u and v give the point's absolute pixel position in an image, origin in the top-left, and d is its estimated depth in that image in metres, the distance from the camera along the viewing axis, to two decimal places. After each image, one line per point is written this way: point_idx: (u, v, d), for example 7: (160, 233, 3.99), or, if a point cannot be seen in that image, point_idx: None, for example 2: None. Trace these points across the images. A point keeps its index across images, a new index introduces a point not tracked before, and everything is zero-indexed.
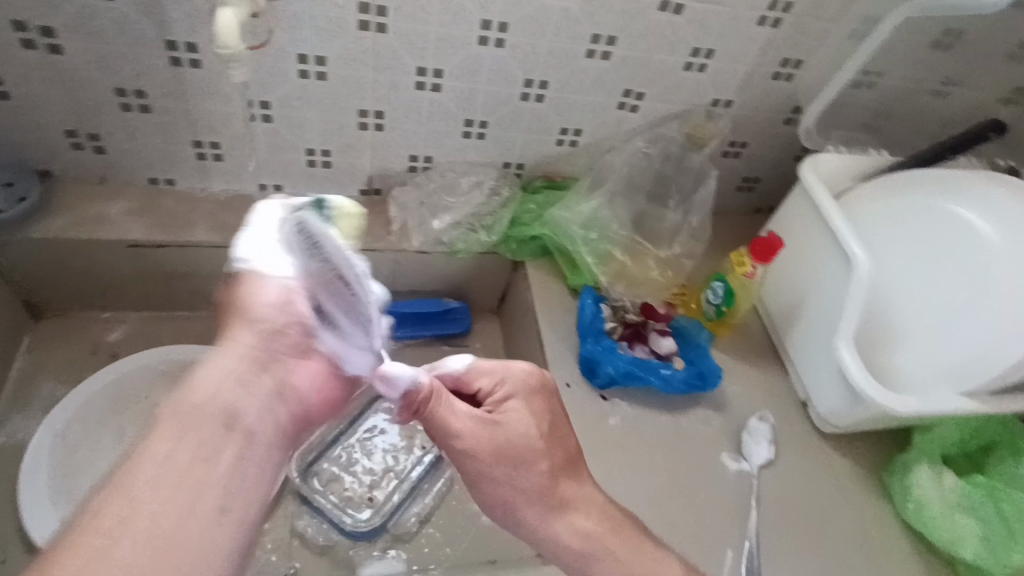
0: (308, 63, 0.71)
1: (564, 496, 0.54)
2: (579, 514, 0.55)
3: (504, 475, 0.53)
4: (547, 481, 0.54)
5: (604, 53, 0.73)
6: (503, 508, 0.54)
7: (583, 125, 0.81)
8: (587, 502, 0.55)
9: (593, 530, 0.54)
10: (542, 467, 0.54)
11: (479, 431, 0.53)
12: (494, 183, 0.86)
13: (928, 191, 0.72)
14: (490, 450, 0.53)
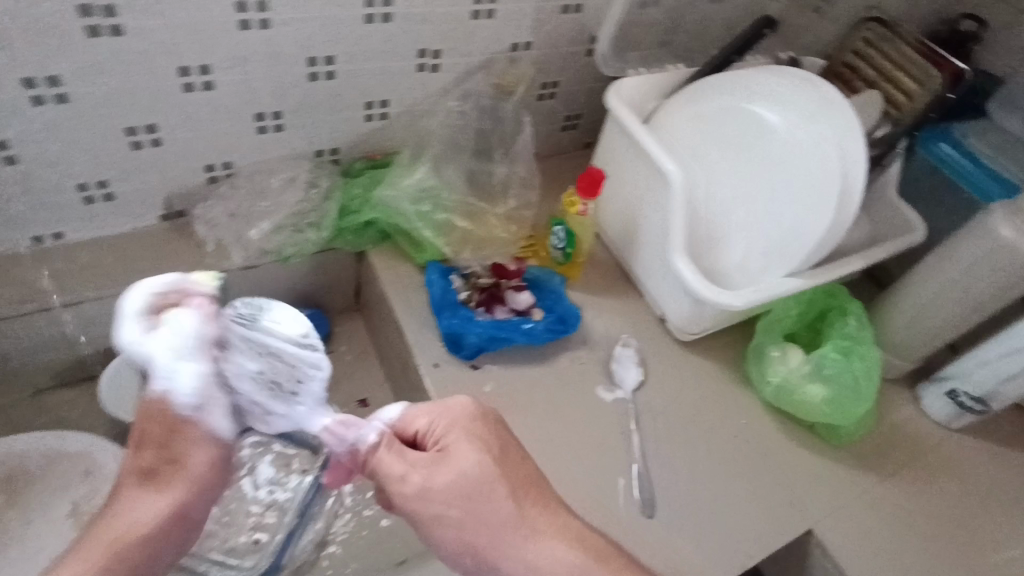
0: (40, 86, 0.59)
1: (533, 527, 0.51)
2: (548, 545, 0.50)
3: (459, 518, 0.51)
4: (511, 517, 0.51)
5: (385, 15, 0.68)
6: (473, 556, 0.51)
7: (388, 94, 0.77)
8: (553, 528, 0.51)
9: (573, 560, 0.50)
10: (502, 505, 0.51)
11: (426, 474, 0.52)
12: (311, 175, 0.79)
13: (723, 94, 0.76)
14: (445, 504, 0.52)
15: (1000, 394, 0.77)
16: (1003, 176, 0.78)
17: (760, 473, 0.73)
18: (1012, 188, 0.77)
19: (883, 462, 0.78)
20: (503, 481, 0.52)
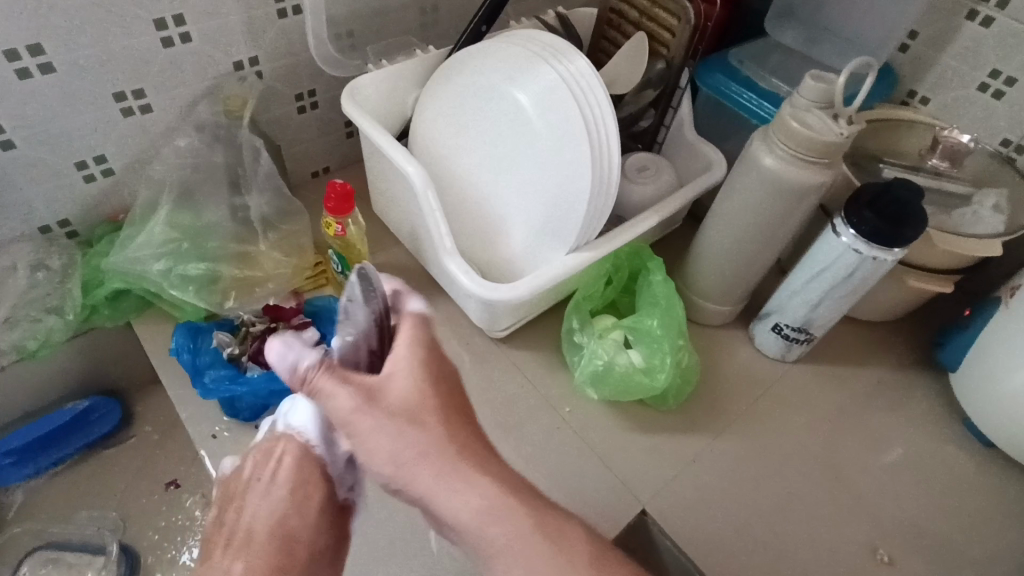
0: None
1: (457, 464, 0.48)
2: (474, 502, 0.47)
3: (389, 443, 0.47)
4: (441, 467, 0.47)
5: (43, 67, 0.59)
6: (399, 480, 0.48)
7: (102, 148, 0.68)
8: (482, 483, 0.47)
9: (488, 502, 0.47)
10: (435, 456, 0.47)
11: (366, 403, 0.48)
12: (38, 256, 0.70)
13: (467, 74, 0.70)
14: (386, 430, 0.47)
15: (817, 320, 0.73)
16: (768, 91, 0.77)
17: (581, 463, 0.70)
18: (781, 100, 0.75)
19: (712, 418, 0.75)
20: (428, 435, 0.48)
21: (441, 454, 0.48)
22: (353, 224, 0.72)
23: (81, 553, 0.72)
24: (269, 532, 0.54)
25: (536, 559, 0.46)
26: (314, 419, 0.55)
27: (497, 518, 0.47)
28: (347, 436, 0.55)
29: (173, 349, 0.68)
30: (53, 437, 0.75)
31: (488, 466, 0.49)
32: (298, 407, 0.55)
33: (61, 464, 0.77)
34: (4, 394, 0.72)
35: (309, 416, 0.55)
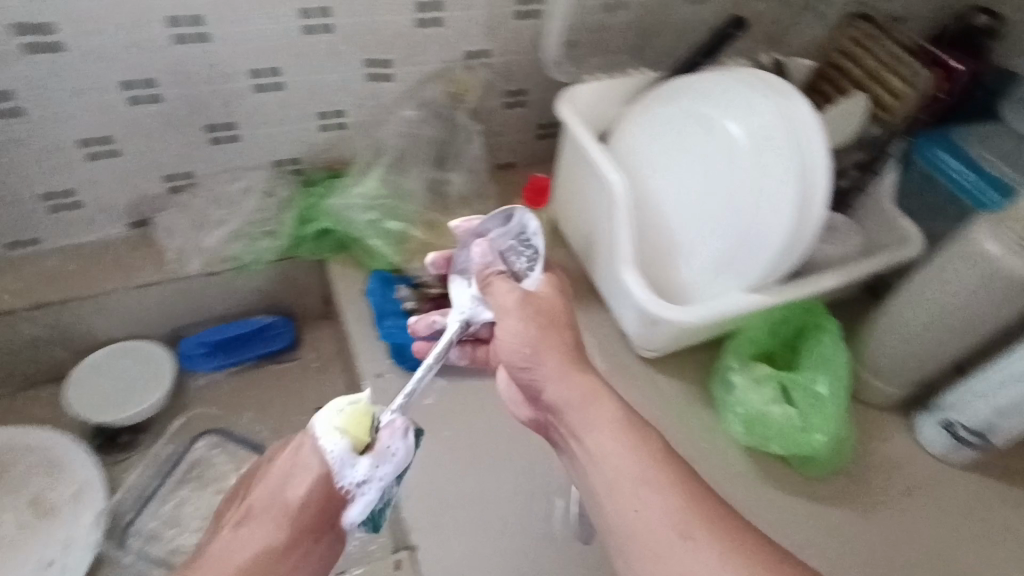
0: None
1: (571, 373, 0.57)
2: (572, 392, 0.56)
3: (533, 333, 0.58)
4: (555, 364, 0.57)
5: (324, 27, 0.69)
6: (523, 363, 0.58)
7: (343, 105, 0.78)
8: (577, 383, 0.57)
9: (594, 404, 0.55)
10: (548, 356, 0.58)
11: (524, 301, 0.59)
12: (268, 186, 0.81)
13: (682, 100, 0.72)
14: (530, 323, 0.58)
15: (1000, 429, 0.67)
16: (998, 179, 0.72)
17: None
18: (1009, 189, 0.71)
19: (859, 495, 0.71)
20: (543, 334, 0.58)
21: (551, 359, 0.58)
22: None
23: (241, 451, 0.80)
24: (300, 503, 0.55)
25: (622, 444, 0.53)
26: (348, 451, 0.52)
27: (588, 410, 0.55)
28: (376, 459, 0.51)
29: (367, 290, 0.78)
30: (238, 340, 0.86)
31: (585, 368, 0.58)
32: (343, 440, 0.52)
33: (239, 365, 0.87)
34: (212, 294, 0.83)
35: (348, 448, 0.52)
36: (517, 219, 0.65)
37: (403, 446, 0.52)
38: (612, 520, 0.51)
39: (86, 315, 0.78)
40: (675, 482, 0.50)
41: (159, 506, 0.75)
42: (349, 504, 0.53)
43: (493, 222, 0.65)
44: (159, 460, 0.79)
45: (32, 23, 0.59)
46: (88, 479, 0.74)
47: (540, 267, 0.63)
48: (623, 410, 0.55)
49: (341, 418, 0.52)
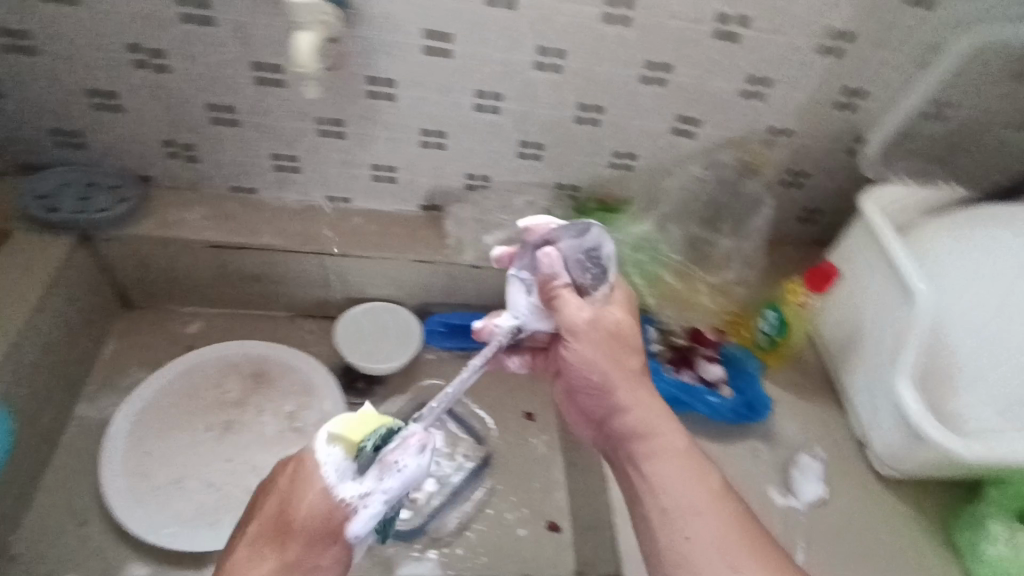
0: (378, 85, 0.74)
1: (646, 396, 0.60)
2: (643, 417, 0.59)
3: (603, 355, 0.61)
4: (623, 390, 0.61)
5: (660, 80, 0.74)
6: (597, 381, 0.62)
7: (639, 150, 0.83)
8: (654, 409, 0.60)
9: (671, 432, 0.59)
10: (618, 380, 0.61)
11: (597, 322, 0.61)
12: (548, 203, 0.89)
13: (1002, 230, 0.69)
14: (601, 343, 0.61)
15: None
16: None
17: None
18: None
19: None
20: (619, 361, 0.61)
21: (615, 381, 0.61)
22: (813, 304, 0.78)
23: (456, 430, 0.86)
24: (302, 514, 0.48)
25: (685, 477, 0.55)
26: (346, 459, 0.48)
27: (655, 436, 0.58)
28: (381, 467, 0.47)
29: None
30: (471, 329, 0.95)
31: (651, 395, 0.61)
32: (338, 448, 0.48)
33: (464, 352, 0.95)
34: (467, 284, 0.92)
35: (343, 455, 0.48)
36: (593, 235, 0.61)
37: (415, 461, 0.47)
38: (657, 539, 0.54)
39: (368, 272, 0.90)
40: (731, 521, 0.52)
41: None
42: (350, 518, 0.47)
43: (567, 232, 0.61)
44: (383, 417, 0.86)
45: (439, 31, 0.69)
46: (331, 408, 0.84)
47: (606, 289, 0.62)
48: (684, 443, 0.58)
49: (337, 425, 0.49)
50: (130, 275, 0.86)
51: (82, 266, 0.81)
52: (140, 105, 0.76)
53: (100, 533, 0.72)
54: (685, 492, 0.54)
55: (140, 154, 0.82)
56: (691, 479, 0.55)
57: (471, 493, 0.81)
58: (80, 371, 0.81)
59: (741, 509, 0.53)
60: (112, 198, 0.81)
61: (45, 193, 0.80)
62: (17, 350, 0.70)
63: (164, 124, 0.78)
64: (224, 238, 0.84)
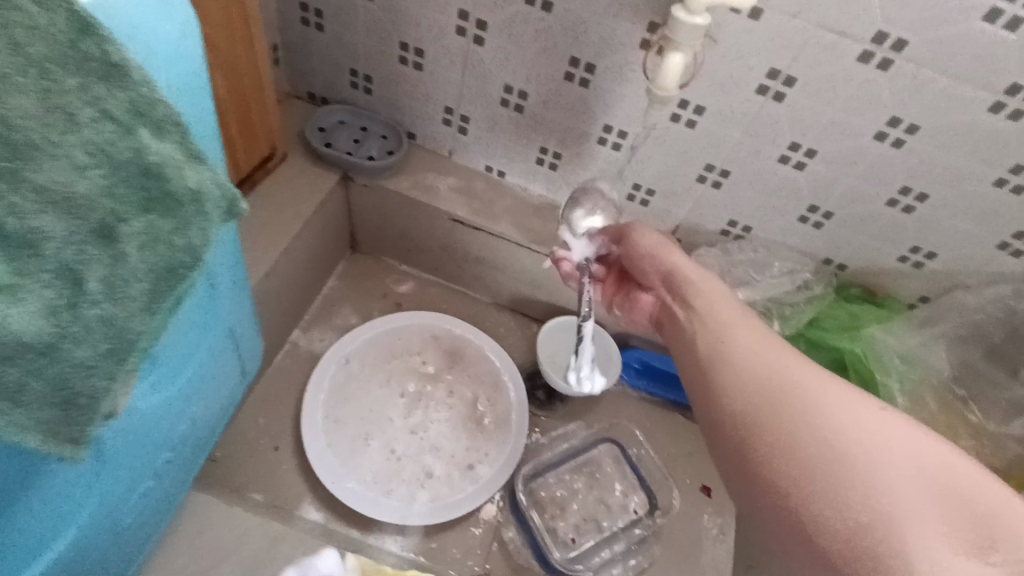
0: (686, 109, 0.69)
1: (712, 298, 0.54)
2: (749, 352, 0.48)
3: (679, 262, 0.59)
4: (718, 328, 0.51)
5: (1018, 187, 0.63)
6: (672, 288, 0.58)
7: (941, 251, 0.72)
8: (784, 357, 0.47)
9: (752, 337, 0.49)
10: (708, 321, 0.52)
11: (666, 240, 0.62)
12: (808, 276, 0.78)
13: None
14: (683, 257, 0.59)
15: None
16: None
17: None
18: None
19: None
20: (690, 291, 0.56)
21: (725, 324, 0.51)
22: None
23: (633, 481, 0.80)
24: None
25: (809, 378, 0.44)
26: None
27: (794, 387, 0.44)
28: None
29: None
30: (668, 376, 0.86)
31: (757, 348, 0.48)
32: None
33: (650, 397, 0.87)
34: None
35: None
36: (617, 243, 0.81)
37: None
38: (783, 450, 0.42)
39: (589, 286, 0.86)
40: (871, 441, 0.40)
41: (554, 482, 0.78)
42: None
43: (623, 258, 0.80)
44: (559, 445, 0.82)
45: (786, 74, 0.62)
46: (517, 415, 0.79)
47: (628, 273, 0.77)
48: (820, 371, 0.45)
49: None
50: (368, 222, 0.88)
51: (335, 204, 0.84)
52: (440, 69, 0.76)
53: (287, 461, 0.74)
54: (833, 440, 0.40)
55: (417, 111, 0.83)
56: (858, 443, 0.40)
57: (635, 555, 0.75)
58: (305, 300, 0.85)
59: (869, 405, 0.42)
60: (379, 148, 0.83)
61: (326, 128, 0.84)
62: (273, 270, 0.74)
63: (453, 91, 0.78)
64: (467, 214, 0.83)
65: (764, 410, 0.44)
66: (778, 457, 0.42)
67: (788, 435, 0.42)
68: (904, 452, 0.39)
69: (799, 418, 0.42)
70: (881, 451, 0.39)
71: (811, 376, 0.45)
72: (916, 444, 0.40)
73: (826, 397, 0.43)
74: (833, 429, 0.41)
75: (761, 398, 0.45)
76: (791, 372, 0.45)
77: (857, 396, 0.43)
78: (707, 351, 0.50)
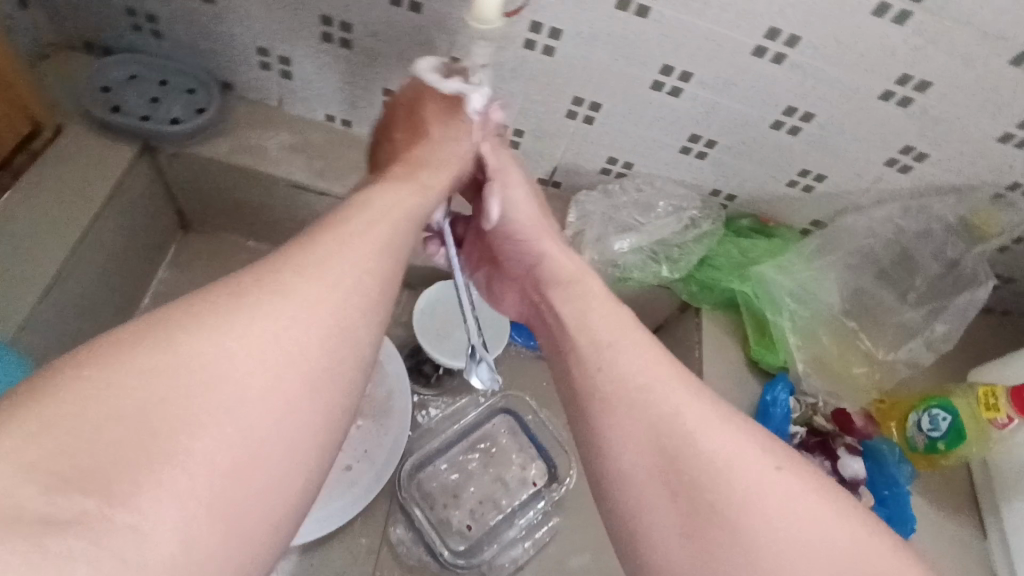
0: (540, 33, 0.57)
1: (583, 293, 0.52)
2: (639, 386, 0.44)
3: (551, 251, 0.57)
4: (591, 343, 0.48)
5: (904, 99, 0.57)
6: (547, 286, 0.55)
7: (830, 172, 0.66)
8: (676, 391, 0.44)
9: (628, 343, 0.47)
10: (581, 339, 0.49)
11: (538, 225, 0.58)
12: (695, 213, 0.72)
13: None
14: (554, 246, 0.57)
15: None
16: None
17: None
18: None
19: None
20: (562, 298, 0.53)
21: (603, 347, 0.47)
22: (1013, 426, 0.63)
23: (530, 450, 0.75)
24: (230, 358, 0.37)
25: (709, 430, 0.42)
26: None
27: (692, 442, 0.42)
28: None
29: (761, 402, 0.67)
30: None
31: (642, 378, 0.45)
32: None
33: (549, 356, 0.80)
34: None
35: None
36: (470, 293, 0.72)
37: None
38: (684, 519, 0.40)
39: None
40: (770, 507, 0.39)
41: (444, 468, 0.72)
42: None
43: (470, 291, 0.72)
44: (445, 428, 0.74)
45: None
46: (398, 399, 0.71)
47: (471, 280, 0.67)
48: (721, 420, 0.43)
49: None
50: (194, 197, 0.74)
51: (143, 182, 0.69)
52: (238, 1, 0.61)
53: None
54: (731, 509, 0.39)
55: (225, 56, 0.67)
56: (751, 502, 0.39)
57: (539, 528, 0.70)
58: (127, 300, 0.71)
59: (765, 460, 0.41)
60: (186, 107, 0.67)
61: (111, 86, 0.66)
62: (63, 280, 0.60)
63: (263, 28, 0.63)
64: (308, 179, 0.70)
65: (656, 460, 0.42)
66: (677, 528, 0.40)
67: (686, 501, 0.40)
68: (804, 513, 0.39)
69: (698, 479, 0.40)
70: (778, 517, 0.39)
71: (708, 424, 0.42)
72: (808, 499, 0.40)
73: (721, 444, 0.41)
74: (733, 494, 0.40)
75: (657, 457, 0.42)
76: (680, 411, 0.43)
77: (754, 450, 0.41)
78: (587, 380, 0.47)
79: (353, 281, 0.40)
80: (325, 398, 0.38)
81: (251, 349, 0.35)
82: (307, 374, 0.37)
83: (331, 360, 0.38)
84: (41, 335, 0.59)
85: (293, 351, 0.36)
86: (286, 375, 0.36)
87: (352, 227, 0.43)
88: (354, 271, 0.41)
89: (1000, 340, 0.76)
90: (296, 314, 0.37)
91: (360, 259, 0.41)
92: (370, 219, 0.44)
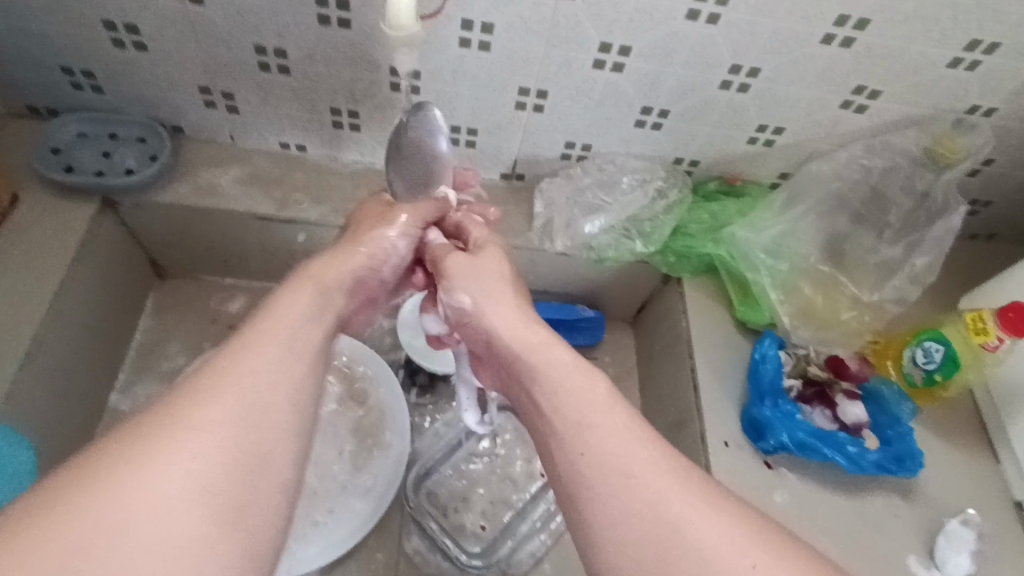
0: (472, 30, 0.57)
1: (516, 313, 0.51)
2: (584, 417, 0.43)
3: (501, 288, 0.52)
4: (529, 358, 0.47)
5: (846, 40, 0.56)
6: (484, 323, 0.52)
7: (788, 123, 0.65)
8: (637, 444, 0.41)
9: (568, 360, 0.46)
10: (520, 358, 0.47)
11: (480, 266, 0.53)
12: (660, 184, 0.71)
13: None
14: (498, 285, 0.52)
15: None
16: None
17: None
18: None
19: None
20: (534, 362, 0.46)
21: (586, 430, 0.42)
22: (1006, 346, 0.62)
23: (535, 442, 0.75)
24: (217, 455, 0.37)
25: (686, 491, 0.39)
26: None
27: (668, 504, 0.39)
28: None
29: (756, 357, 0.66)
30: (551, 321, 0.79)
31: (632, 478, 0.40)
32: None
33: None
34: (550, 273, 0.77)
35: None
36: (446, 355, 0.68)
37: None
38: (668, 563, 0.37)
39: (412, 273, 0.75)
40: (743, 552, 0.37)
41: (450, 475, 0.72)
42: None
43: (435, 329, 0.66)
44: (444, 435, 0.74)
45: None
46: (396, 411, 0.71)
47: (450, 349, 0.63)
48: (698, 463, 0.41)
49: None
50: (162, 243, 0.74)
51: (106, 236, 0.68)
52: (170, 44, 0.60)
53: None
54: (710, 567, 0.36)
55: (169, 100, 0.67)
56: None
57: (553, 519, 0.70)
58: (110, 356, 0.71)
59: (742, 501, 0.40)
60: (140, 155, 0.68)
61: (63, 147, 0.67)
62: (39, 347, 0.60)
63: (199, 67, 0.63)
64: (274, 211, 0.70)
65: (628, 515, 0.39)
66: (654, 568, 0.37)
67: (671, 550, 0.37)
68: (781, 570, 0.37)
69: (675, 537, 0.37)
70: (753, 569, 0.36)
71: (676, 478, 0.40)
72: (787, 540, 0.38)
73: (725, 563, 0.36)
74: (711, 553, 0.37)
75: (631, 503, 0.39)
76: (686, 522, 0.38)
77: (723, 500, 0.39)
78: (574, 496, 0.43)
79: (264, 405, 0.40)
80: (253, 532, 0.37)
81: (176, 496, 0.34)
82: (224, 517, 0.35)
83: (252, 490, 0.37)
84: (26, 405, 0.59)
85: (215, 494, 0.35)
86: (215, 512, 0.35)
87: (263, 345, 0.42)
88: (264, 396, 0.40)
89: (983, 264, 0.75)
90: (210, 450, 0.36)
91: (277, 382, 0.41)
92: (276, 337, 0.43)
